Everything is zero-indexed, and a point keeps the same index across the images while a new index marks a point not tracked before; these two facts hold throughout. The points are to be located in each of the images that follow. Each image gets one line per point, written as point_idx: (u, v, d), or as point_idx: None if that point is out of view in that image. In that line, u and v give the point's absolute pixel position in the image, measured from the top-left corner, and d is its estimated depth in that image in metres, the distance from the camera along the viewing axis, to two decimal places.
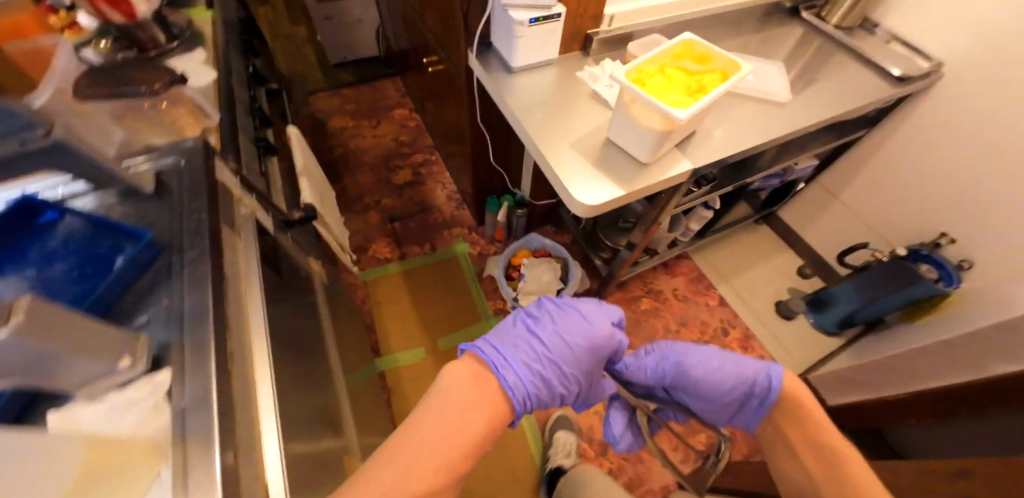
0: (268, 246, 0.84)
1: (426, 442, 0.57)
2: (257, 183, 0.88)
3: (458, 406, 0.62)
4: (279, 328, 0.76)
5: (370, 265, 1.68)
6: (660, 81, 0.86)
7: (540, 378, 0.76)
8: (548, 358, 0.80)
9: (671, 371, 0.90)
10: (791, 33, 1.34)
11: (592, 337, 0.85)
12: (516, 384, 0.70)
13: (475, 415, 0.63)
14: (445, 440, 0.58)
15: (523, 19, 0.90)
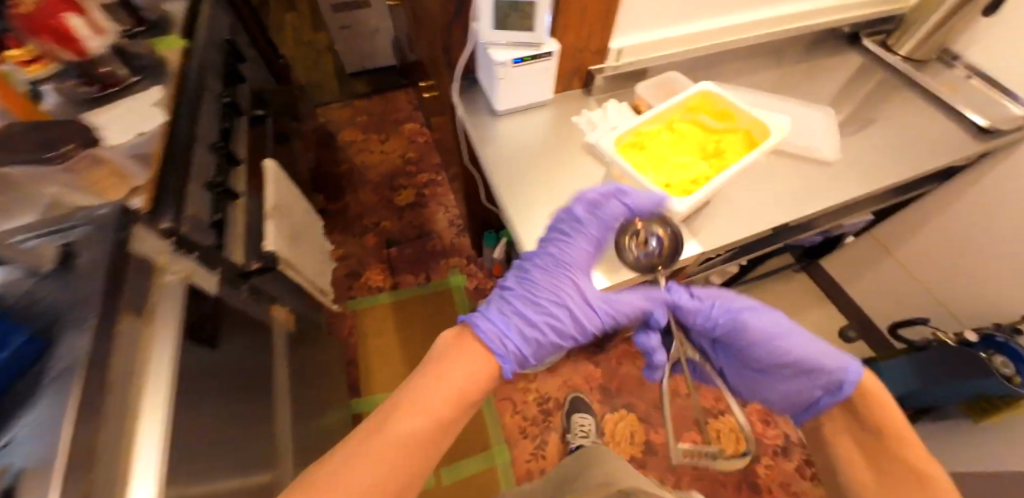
0: (209, 307, 0.77)
1: (399, 422, 0.46)
2: (207, 236, 0.81)
3: (440, 377, 0.51)
4: (204, 414, 0.68)
5: (361, 293, 1.60)
6: (664, 145, 0.70)
7: (527, 323, 0.62)
8: (528, 300, 0.65)
9: (725, 326, 0.69)
10: (846, 65, 1.12)
11: (571, 258, 0.66)
12: (492, 331, 0.58)
13: (464, 386, 0.52)
14: (423, 420, 0.47)
15: (505, 59, 0.77)
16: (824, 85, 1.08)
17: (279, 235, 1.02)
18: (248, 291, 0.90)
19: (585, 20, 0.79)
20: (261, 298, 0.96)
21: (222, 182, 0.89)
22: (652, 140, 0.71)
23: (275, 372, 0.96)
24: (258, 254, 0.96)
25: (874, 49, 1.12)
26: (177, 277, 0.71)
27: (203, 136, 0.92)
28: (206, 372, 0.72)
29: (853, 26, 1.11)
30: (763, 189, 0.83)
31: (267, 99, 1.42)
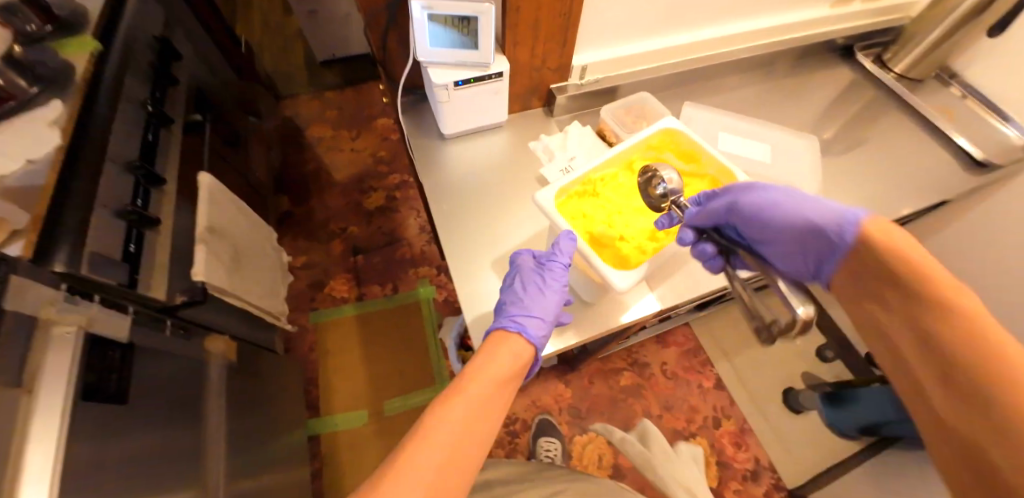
0: (117, 358, 0.67)
1: (447, 416, 0.48)
2: (116, 275, 0.71)
3: (473, 371, 0.52)
4: (118, 481, 0.60)
5: (324, 304, 1.51)
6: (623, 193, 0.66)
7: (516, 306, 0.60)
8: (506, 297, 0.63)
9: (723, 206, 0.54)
10: (834, 82, 1.03)
11: (520, 260, 0.66)
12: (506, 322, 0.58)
13: (496, 370, 0.53)
14: (468, 405, 0.49)
15: (445, 81, 0.68)
16: (808, 105, 1.00)
17: (212, 260, 0.93)
18: (167, 330, 0.82)
19: (538, 38, 0.71)
20: (189, 333, 0.87)
21: (137, 209, 0.79)
22: (608, 185, 0.66)
23: (216, 412, 0.89)
24: (185, 285, 0.88)
25: (869, 65, 1.03)
26: (70, 331, 0.62)
27: (119, 154, 0.81)
28: (119, 430, 0.64)
29: (847, 39, 1.02)
30: None
31: (212, 99, 1.29)
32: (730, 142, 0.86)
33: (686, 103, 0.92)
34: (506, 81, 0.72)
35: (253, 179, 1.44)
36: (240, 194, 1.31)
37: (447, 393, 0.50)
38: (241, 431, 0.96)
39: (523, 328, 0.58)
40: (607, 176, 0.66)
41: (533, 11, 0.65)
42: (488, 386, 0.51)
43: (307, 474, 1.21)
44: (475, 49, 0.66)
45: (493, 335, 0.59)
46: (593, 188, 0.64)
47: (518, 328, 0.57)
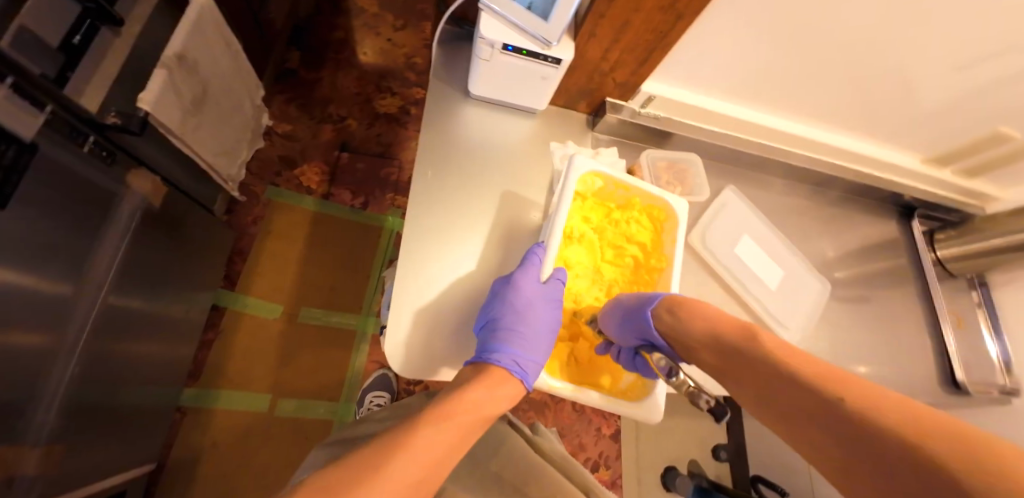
0: (9, 158, 0.57)
1: (426, 442, 0.44)
2: (42, 63, 0.60)
3: (462, 403, 0.48)
4: None
5: (286, 185, 1.40)
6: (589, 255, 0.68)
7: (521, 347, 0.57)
8: (506, 327, 0.57)
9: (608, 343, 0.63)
10: (874, 233, 0.97)
11: (529, 289, 0.58)
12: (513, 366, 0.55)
13: (485, 411, 0.50)
14: (452, 437, 0.46)
15: (494, 40, 0.56)
16: (835, 243, 0.94)
17: (166, 93, 0.80)
18: (84, 148, 0.71)
19: (618, 43, 0.60)
20: (113, 160, 0.77)
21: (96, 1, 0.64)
22: (588, 230, 0.68)
23: (111, 253, 0.80)
24: (123, 107, 0.76)
25: (919, 234, 0.96)
26: None
27: None
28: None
29: (915, 199, 0.94)
30: None
31: None
32: (749, 249, 0.79)
33: (728, 185, 0.83)
34: (560, 71, 0.61)
35: (265, 20, 1.26)
36: (241, 29, 1.14)
37: (432, 416, 0.46)
38: (135, 281, 0.88)
39: (525, 377, 0.56)
40: (590, 219, 0.68)
41: (629, 10, 0.54)
42: (474, 425, 0.48)
43: (194, 341, 1.16)
44: (544, 19, 0.55)
45: (490, 368, 0.54)
46: (573, 231, 0.67)
47: (522, 375, 0.55)
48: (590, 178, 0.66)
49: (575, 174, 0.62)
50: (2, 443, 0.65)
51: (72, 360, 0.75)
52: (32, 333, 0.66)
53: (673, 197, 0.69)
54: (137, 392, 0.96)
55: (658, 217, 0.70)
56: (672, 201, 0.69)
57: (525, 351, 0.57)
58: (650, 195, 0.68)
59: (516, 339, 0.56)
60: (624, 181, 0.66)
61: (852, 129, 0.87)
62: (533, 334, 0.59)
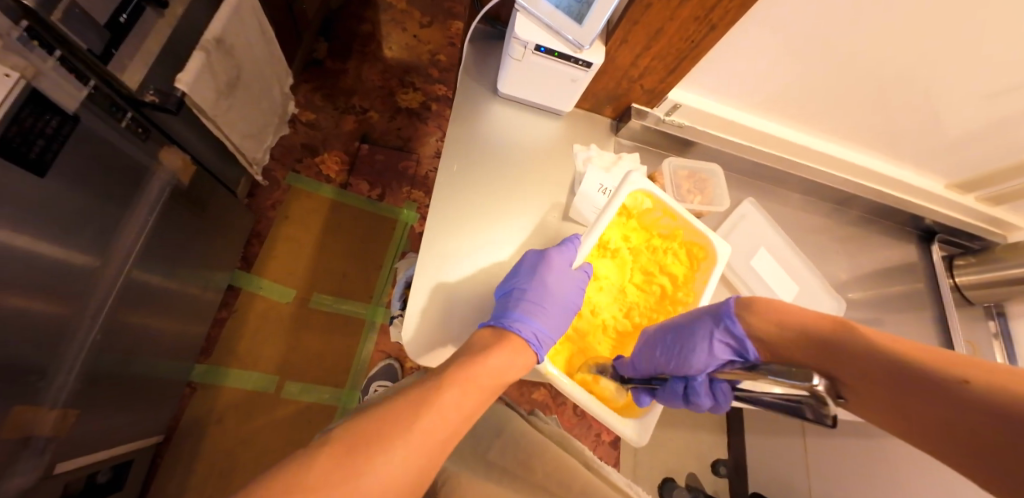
0: (52, 127, 0.60)
1: (453, 402, 0.45)
2: (89, 39, 0.61)
3: (483, 369, 0.49)
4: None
5: (307, 173, 1.43)
6: (617, 268, 0.71)
7: (542, 322, 0.58)
8: (532, 299, 0.58)
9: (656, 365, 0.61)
10: (891, 256, 0.96)
11: (562, 271, 0.62)
12: (532, 335, 0.56)
13: (503, 376, 0.51)
14: (474, 398, 0.46)
15: (527, 41, 0.57)
16: (850, 263, 0.94)
17: (202, 74, 0.82)
18: (122, 122, 0.73)
19: (649, 49, 0.60)
20: (147, 136, 0.80)
21: None
22: (625, 249, 0.70)
23: (138, 225, 0.82)
24: (162, 86, 0.78)
25: (938, 260, 0.95)
26: (9, 74, 0.54)
27: None
28: (22, 205, 0.58)
29: (936, 224, 0.93)
30: None
31: None
32: (766, 261, 0.79)
33: (748, 198, 0.84)
34: (589, 75, 0.62)
35: (298, 9, 1.29)
36: (275, 18, 1.16)
37: (455, 379, 0.46)
38: (158, 255, 0.90)
39: (541, 351, 0.57)
40: (629, 238, 0.70)
41: (664, 17, 0.55)
42: (493, 389, 0.49)
43: (208, 319, 1.19)
44: (579, 22, 0.55)
45: (510, 335, 0.55)
46: (609, 245, 0.69)
47: (538, 348, 0.56)
48: (641, 197, 0.67)
49: (628, 188, 0.63)
50: (22, 404, 0.67)
51: (95, 326, 0.77)
52: (61, 297, 0.69)
53: (718, 237, 0.67)
54: (153, 365, 0.99)
55: (698, 254, 0.69)
56: (715, 242, 0.67)
57: (545, 325, 0.58)
58: (695, 230, 0.68)
59: (540, 313, 0.58)
60: (675, 209, 0.67)
61: (876, 150, 0.87)
62: (556, 314, 0.60)
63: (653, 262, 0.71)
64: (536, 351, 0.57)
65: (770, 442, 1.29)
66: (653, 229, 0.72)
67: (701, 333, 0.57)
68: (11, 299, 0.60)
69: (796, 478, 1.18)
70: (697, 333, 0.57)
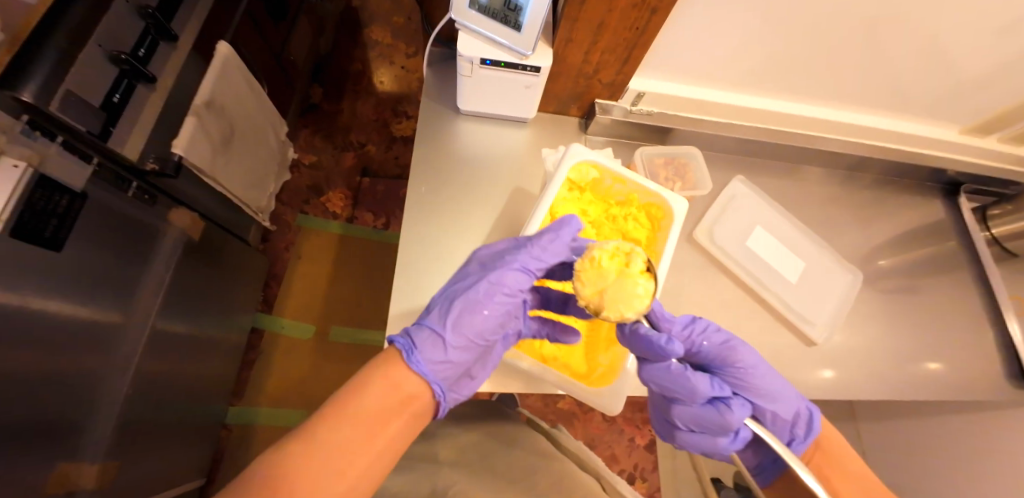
0: (63, 206, 0.65)
1: (327, 439, 0.41)
2: (88, 121, 0.66)
3: (358, 396, 0.45)
4: (24, 334, 0.61)
5: (314, 212, 1.49)
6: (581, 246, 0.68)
7: (431, 320, 0.54)
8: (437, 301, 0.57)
9: (722, 357, 0.57)
10: (912, 217, 0.89)
11: (479, 269, 0.58)
12: (406, 337, 0.52)
13: (388, 399, 0.46)
14: (350, 429, 0.42)
15: (472, 57, 0.58)
16: (868, 230, 0.87)
17: (196, 137, 0.89)
18: (125, 190, 0.79)
19: (597, 43, 0.59)
20: (154, 201, 0.86)
21: (128, 63, 0.72)
22: (583, 223, 0.68)
23: (155, 283, 0.88)
24: (161, 152, 0.84)
25: (968, 213, 0.87)
26: (17, 165, 0.59)
27: None
28: (44, 281, 0.63)
29: (961, 175, 0.86)
30: None
31: None
32: (762, 241, 0.78)
33: (738, 177, 0.83)
34: (542, 78, 0.61)
35: (287, 61, 1.36)
36: (266, 73, 1.24)
37: (326, 413, 0.43)
38: (180, 308, 0.97)
39: (412, 353, 0.50)
40: (588, 212, 0.68)
41: (602, 10, 0.53)
42: (379, 399, 0.45)
43: (236, 363, 1.25)
44: (518, 30, 0.56)
45: (393, 342, 0.52)
46: (565, 222, 0.66)
47: (406, 349, 0.50)
48: (584, 168, 0.65)
49: (570, 160, 0.62)
50: (63, 460, 0.72)
51: (124, 379, 0.83)
52: (87, 359, 0.74)
53: (672, 194, 0.64)
54: (187, 412, 1.05)
55: (657, 215, 0.66)
56: (671, 199, 0.64)
57: (428, 326, 0.53)
58: (647, 191, 0.65)
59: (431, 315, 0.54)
60: (621, 173, 0.64)
61: (877, 108, 0.81)
62: (442, 304, 0.57)
63: (617, 234, 0.68)
64: (413, 361, 0.49)
65: None
66: (609, 197, 0.69)
67: (787, 394, 0.57)
68: (43, 366, 0.65)
69: None
70: (786, 389, 0.57)
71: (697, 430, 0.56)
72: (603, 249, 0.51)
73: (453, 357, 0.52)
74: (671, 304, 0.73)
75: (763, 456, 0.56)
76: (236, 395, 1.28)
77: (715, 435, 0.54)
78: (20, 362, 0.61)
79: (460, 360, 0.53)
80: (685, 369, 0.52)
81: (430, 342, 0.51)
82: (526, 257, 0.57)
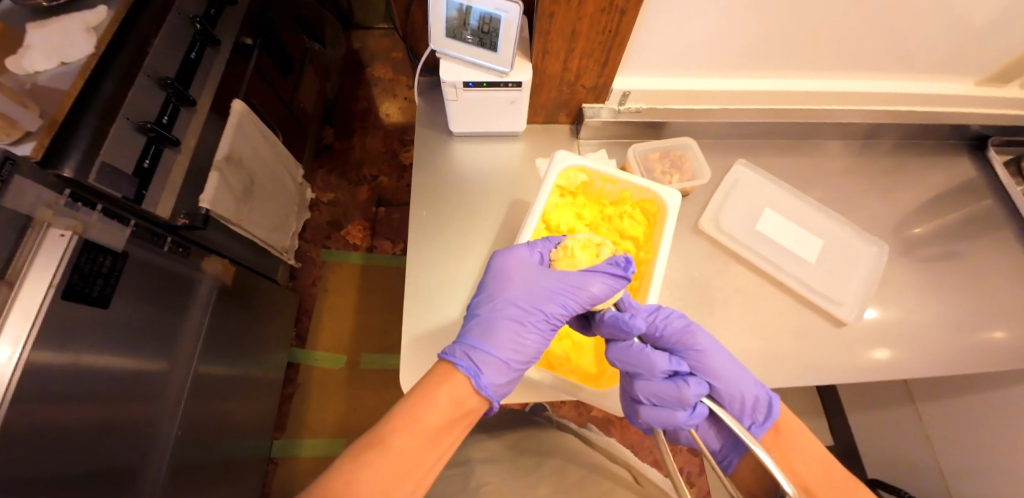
0: (107, 266, 0.71)
1: (400, 448, 0.43)
2: (122, 188, 0.74)
3: (427, 409, 0.46)
4: (78, 389, 0.66)
5: (336, 245, 1.56)
6: None
7: (484, 342, 0.54)
8: (482, 321, 0.57)
9: (684, 342, 0.57)
10: (939, 179, 0.85)
11: (520, 286, 0.58)
12: (466, 358, 0.52)
13: (453, 412, 0.47)
14: (420, 440, 0.44)
15: (454, 81, 0.60)
16: (892, 197, 0.83)
17: (220, 190, 0.96)
18: (160, 245, 0.85)
19: (573, 51, 0.61)
20: (188, 252, 0.92)
21: (155, 130, 0.79)
22: (580, 226, 0.68)
23: (194, 328, 0.94)
24: (190, 208, 0.91)
25: (1000, 167, 0.83)
26: (64, 234, 0.66)
27: (155, 68, 0.82)
28: (92, 339, 0.69)
29: (984, 128, 0.83)
30: (730, 319, 0.71)
31: (278, 23, 1.28)
32: (772, 222, 0.78)
33: (739, 160, 0.82)
34: (524, 92, 0.64)
35: (299, 109, 1.45)
36: (280, 122, 1.32)
37: (398, 422, 0.45)
38: (219, 350, 1.03)
39: (479, 377, 0.50)
40: (583, 215, 0.69)
41: (572, 19, 0.55)
42: (441, 416, 0.46)
43: (276, 397, 1.31)
44: (494, 50, 0.58)
45: (448, 362, 0.52)
46: (560, 227, 0.67)
47: (472, 371, 0.50)
48: (572, 173, 0.66)
49: (557, 167, 0.64)
50: None
51: (172, 423, 0.88)
52: (137, 407, 0.80)
53: (664, 187, 0.64)
54: (234, 449, 1.10)
55: (651, 210, 0.66)
56: (662, 193, 0.64)
57: (485, 349, 0.53)
58: (637, 188, 0.66)
59: (480, 335, 0.55)
60: (609, 174, 0.66)
61: (886, 72, 0.76)
62: (497, 325, 0.56)
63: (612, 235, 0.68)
64: (478, 382, 0.50)
65: (876, 416, 1.12)
66: (602, 199, 0.70)
67: (746, 379, 0.56)
68: (99, 416, 0.71)
69: (917, 453, 1.01)
70: (745, 374, 0.56)
71: (655, 405, 0.53)
72: (577, 239, 0.62)
73: (509, 381, 0.54)
74: (684, 296, 0.72)
75: (725, 439, 0.56)
76: (278, 429, 1.33)
77: (673, 411, 0.52)
78: (79, 416, 0.67)
79: (514, 380, 0.54)
80: (646, 346, 0.53)
81: (494, 367, 0.52)
82: (573, 293, 0.56)
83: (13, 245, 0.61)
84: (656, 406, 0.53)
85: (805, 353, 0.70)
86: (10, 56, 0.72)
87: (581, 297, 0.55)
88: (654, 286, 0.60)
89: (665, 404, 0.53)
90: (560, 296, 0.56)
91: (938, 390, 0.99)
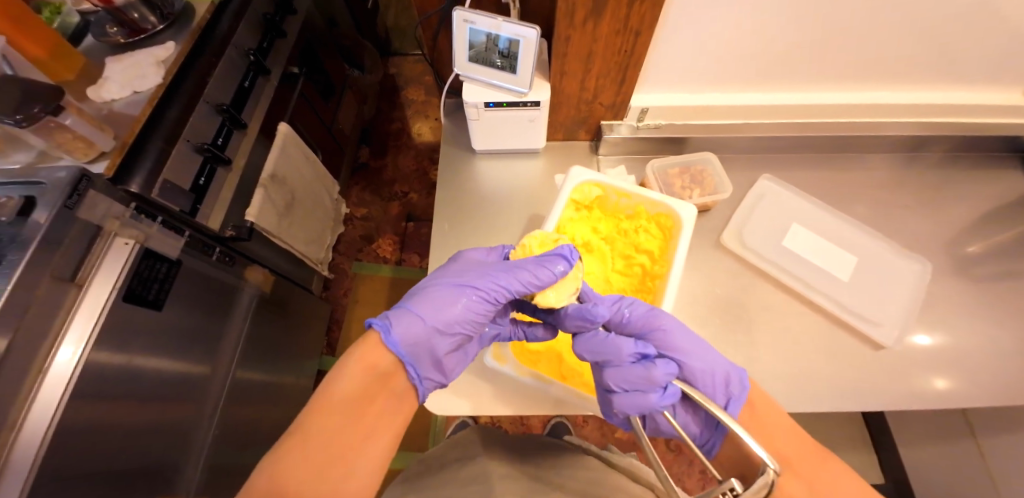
0: (162, 271, 0.79)
1: (317, 431, 0.45)
2: (180, 202, 0.82)
3: (338, 388, 0.47)
4: (128, 385, 0.73)
5: (367, 258, 1.62)
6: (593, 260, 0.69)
7: (410, 303, 0.57)
8: (421, 289, 0.60)
9: (648, 326, 0.56)
10: (992, 193, 0.79)
11: (465, 267, 0.61)
12: (386, 317, 0.55)
13: (365, 380, 0.49)
14: (337, 413, 0.46)
15: (474, 101, 0.64)
16: (938, 212, 0.78)
17: (265, 205, 1.04)
18: (209, 256, 0.92)
19: (590, 72, 0.63)
20: (233, 262, 0.99)
21: (209, 151, 0.88)
22: (595, 239, 0.69)
23: (235, 334, 1.01)
24: (237, 221, 0.99)
25: None
26: (128, 243, 0.73)
27: (213, 96, 0.91)
28: (144, 339, 0.76)
29: None
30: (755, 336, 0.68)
31: (321, 53, 1.38)
32: (800, 237, 0.75)
33: (765, 175, 0.81)
34: (543, 111, 0.66)
35: (337, 130, 1.55)
36: (320, 143, 1.42)
37: (313, 407, 0.46)
38: (256, 356, 1.09)
39: (388, 330, 0.53)
40: (599, 229, 0.70)
41: (587, 41, 0.57)
42: (354, 388, 0.48)
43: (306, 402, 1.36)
44: (513, 72, 0.61)
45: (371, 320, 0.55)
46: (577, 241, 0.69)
47: (383, 326, 0.53)
48: (587, 187, 0.68)
49: (571, 182, 0.67)
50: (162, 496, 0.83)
51: (209, 422, 0.94)
52: (181, 406, 0.86)
53: (679, 201, 0.64)
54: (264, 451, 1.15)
55: (666, 224, 0.66)
56: (677, 207, 0.64)
57: (405, 310, 0.55)
58: (652, 201, 0.66)
59: (411, 299, 0.58)
60: (622, 187, 0.67)
61: (925, 83, 0.73)
62: (429, 289, 0.58)
63: (625, 245, 0.69)
64: (388, 338, 0.52)
65: (933, 453, 1.02)
66: (619, 212, 0.71)
67: (713, 356, 0.55)
68: (146, 410, 0.77)
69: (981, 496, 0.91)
70: (710, 350, 0.55)
71: (629, 390, 0.52)
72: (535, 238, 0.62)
73: (423, 344, 0.54)
74: (707, 311, 0.70)
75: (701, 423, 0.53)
76: None
77: (646, 393, 0.51)
78: (126, 411, 0.73)
79: (430, 346, 0.55)
80: (610, 334, 0.55)
81: (404, 325, 0.54)
82: (511, 272, 0.57)
83: (84, 253, 0.69)
84: (629, 392, 0.52)
85: (840, 375, 0.66)
86: (93, 88, 0.82)
87: (520, 275, 0.56)
88: (669, 299, 0.60)
89: (638, 389, 0.52)
90: (496, 275, 0.57)
91: (1002, 424, 0.89)
